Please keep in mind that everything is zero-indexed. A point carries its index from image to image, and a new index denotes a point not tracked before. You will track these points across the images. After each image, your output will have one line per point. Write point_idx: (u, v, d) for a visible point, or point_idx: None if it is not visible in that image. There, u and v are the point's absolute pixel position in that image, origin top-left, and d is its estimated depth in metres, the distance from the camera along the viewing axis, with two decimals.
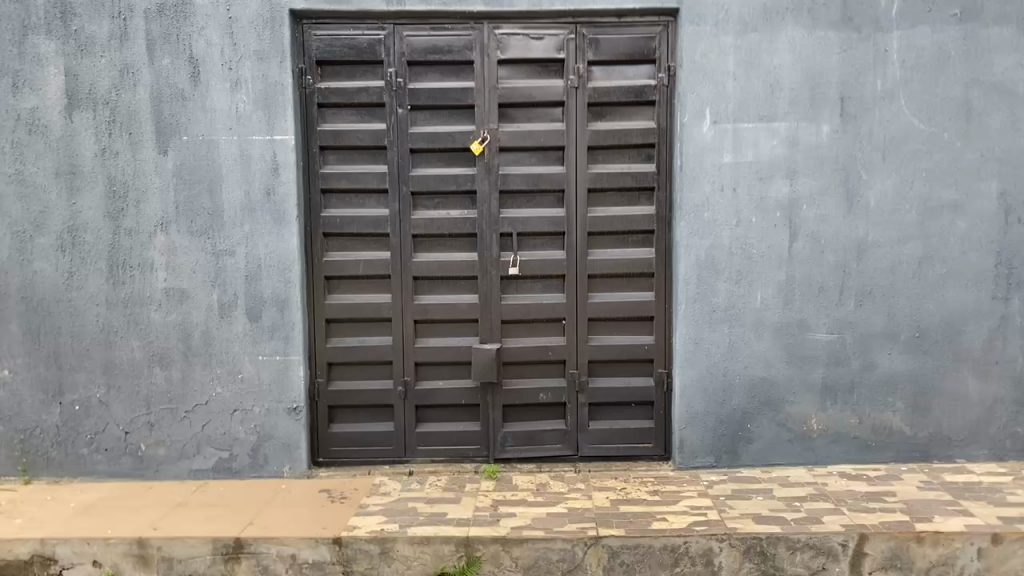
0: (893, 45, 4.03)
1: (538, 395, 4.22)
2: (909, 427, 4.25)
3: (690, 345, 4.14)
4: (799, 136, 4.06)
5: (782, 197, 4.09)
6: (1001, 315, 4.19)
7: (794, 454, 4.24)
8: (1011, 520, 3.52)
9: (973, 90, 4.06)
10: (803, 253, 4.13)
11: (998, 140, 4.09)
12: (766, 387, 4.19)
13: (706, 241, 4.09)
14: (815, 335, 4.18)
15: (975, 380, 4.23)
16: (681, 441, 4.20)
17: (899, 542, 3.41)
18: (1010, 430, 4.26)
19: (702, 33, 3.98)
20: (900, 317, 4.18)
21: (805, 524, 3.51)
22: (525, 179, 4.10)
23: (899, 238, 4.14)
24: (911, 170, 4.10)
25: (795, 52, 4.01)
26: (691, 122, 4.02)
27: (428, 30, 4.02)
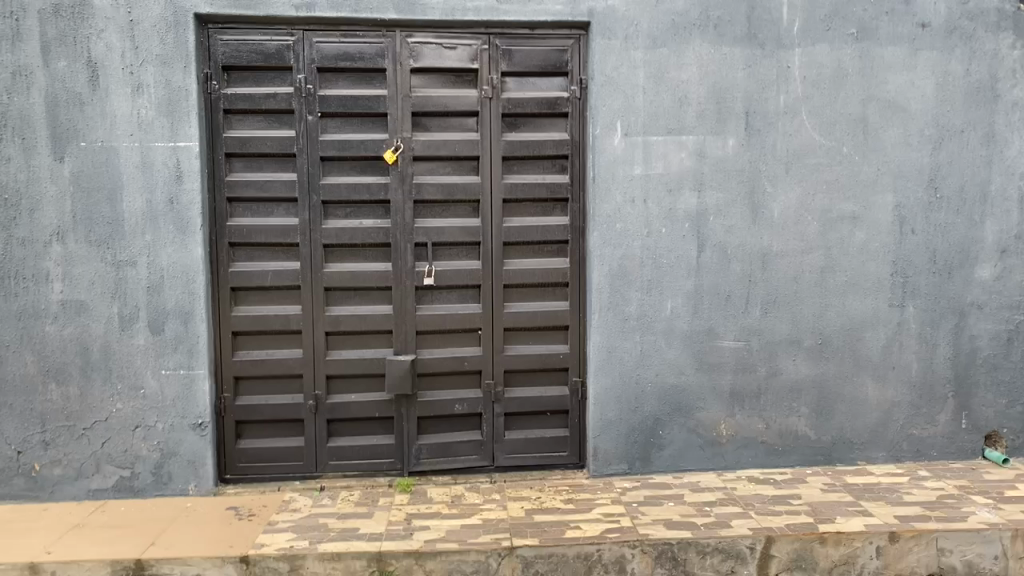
0: (795, 62, 4.17)
1: (453, 406, 4.20)
2: (813, 431, 4.39)
3: (604, 354, 4.19)
4: (706, 150, 4.16)
5: (690, 208, 4.19)
6: (897, 322, 4.37)
7: (704, 459, 4.33)
8: (908, 518, 3.67)
9: (869, 106, 4.24)
10: (711, 262, 4.23)
11: (892, 154, 4.28)
12: (677, 394, 4.27)
13: (618, 251, 4.15)
14: (723, 342, 4.28)
15: (875, 385, 4.39)
16: (595, 449, 4.24)
17: (804, 543, 3.52)
18: (906, 432, 4.44)
19: (612, 48, 4.04)
20: (804, 324, 4.32)
21: (714, 528, 3.59)
22: (439, 188, 4.08)
23: (802, 249, 4.28)
24: (813, 183, 4.25)
25: (702, 68, 4.11)
26: (603, 134, 4.08)
27: (339, 37, 3.96)
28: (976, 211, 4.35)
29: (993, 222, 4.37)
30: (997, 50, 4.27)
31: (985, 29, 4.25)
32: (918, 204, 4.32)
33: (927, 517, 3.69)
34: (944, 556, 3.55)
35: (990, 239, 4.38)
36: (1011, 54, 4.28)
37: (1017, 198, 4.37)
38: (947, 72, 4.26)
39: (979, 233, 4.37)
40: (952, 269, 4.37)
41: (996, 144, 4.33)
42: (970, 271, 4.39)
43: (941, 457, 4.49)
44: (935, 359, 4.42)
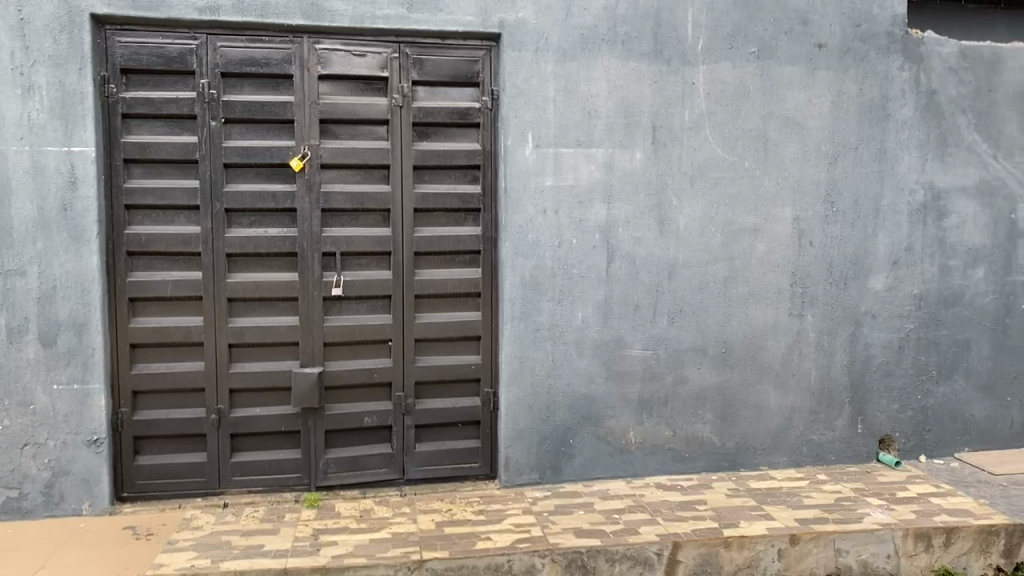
0: (699, 78, 4.28)
1: (362, 419, 4.14)
2: (718, 437, 4.50)
3: (515, 364, 4.20)
4: (615, 163, 4.23)
5: (600, 220, 4.25)
6: (797, 330, 4.52)
7: (614, 467, 4.39)
8: (807, 521, 3.79)
9: (769, 122, 4.38)
10: (620, 273, 4.30)
11: (791, 169, 4.43)
12: (587, 403, 4.32)
13: (530, 262, 4.17)
14: (631, 351, 4.35)
15: (776, 392, 4.53)
16: (506, 459, 4.25)
17: (709, 548, 3.60)
18: (806, 437, 4.60)
19: (522, 60, 4.07)
20: (709, 334, 4.42)
21: (622, 535, 3.63)
22: (348, 197, 4.02)
23: (706, 260, 4.39)
24: (717, 196, 4.37)
25: (610, 82, 4.19)
26: (514, 145, 4.10)
27: (244, 41, 3.88)
28: (869, 224, 4.55)
29: (884, 235, 4.57)
30: (888, 71, 4.48)
31: (876, 51, 4.46)
32: (815, 217, 4.49)
33: (824, 520, 3.82)
34: (841, 557, 3.69)
35: (882, 251, 4.58)
36: (901, 76, 4.49)
37: (907, 213, 4.59)
38: (842, 91, 4.44)
39: (872, 245, 4.56)
40: (847, 279, 4.56)
41: (887, 161, 4.53)
42: (864, 282, 4.58)
43: (838, 460, 4.66)
44: (833, 366, 4.59)
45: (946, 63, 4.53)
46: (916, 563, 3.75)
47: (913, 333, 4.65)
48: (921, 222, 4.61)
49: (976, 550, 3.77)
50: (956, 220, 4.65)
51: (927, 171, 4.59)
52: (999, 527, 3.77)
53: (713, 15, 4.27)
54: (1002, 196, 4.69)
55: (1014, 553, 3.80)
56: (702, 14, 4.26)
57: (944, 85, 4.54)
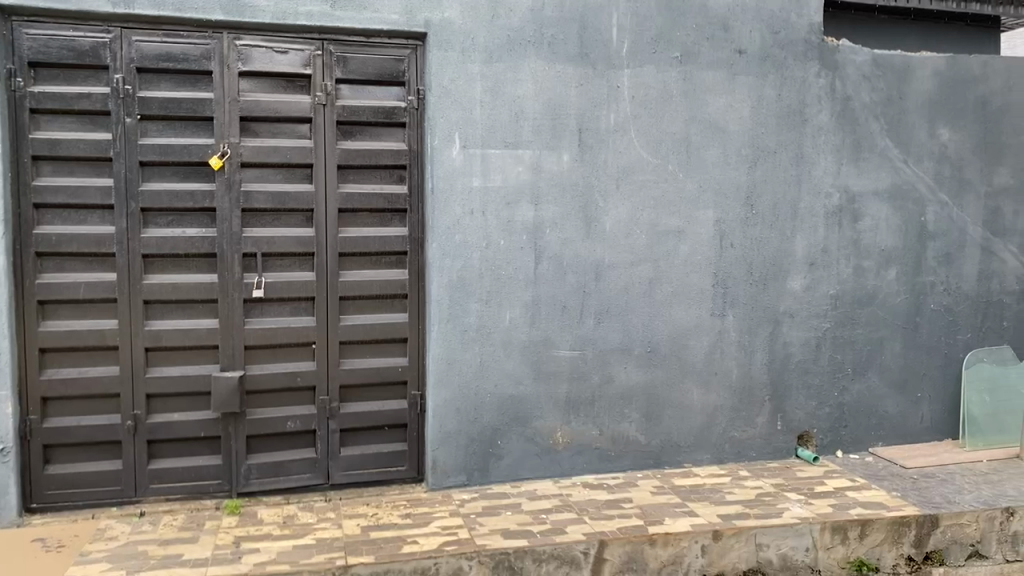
0: (624, 82, 4.33)
1: (286, 423, 4.06)
2: (644, 435, 4.55)
3: (443, 366, 4.18)
4: (542, 164, 4.25)
5: (527, 221, 4.26)
6: (719, 330, 4.61)
7: (541, 468, 4.40)
8: (729, 517, 3.87)
9: (692, 126, 4.46)
10: (547, 274, 4.31)
11: (713, 172, 4.52)
12: (515, 404, 4.32)
13: (457, 263, 4.16)
14: (558, 352, 4.37)
15: (699, 391, 4.62)
16: (434, 461, 4.22)
17: (634, 546, 3.64)
18: (728, 434, 4.69)
19: (448, 60, 4.06)
20: (635, 334, 4.48)
21: (550, 535, 3.65)
22: (269, 197, 3.94)
23: (632, 261, 4.44)
24: (642, 198, 4.42)
25: (536, 83, 4.20)
26: (440, 145, 4.08)
27: (161, 36, 3.76)
28: (788, 226, 4.67)
29: (802, 236, 4.70)
30: (805, 77, 4.60)
31: (795, 58, 4.58)
32: (736, 220, 4.58)
33: (746, 515, 3.90)
34: (762, 551, 3.78)
35: (800, 252, 4.70)
36: (817, 83, 4.63)
37: (824, 215, 4.73)
38: (761, 96, 4.55)
39: (790, 246, 4.68)
40: (767, 280, 4.67)
41: (804, 165, 4.66)
42: (783, 282, 4.70)
43: (759, 457, 4.77)
44: (754, 365, 4.69)
45: (860, 71, 4.68)
46: (833, 555, 3.86)
47: (829, 331, 4.79)
48: (837, 224, 4.76)
49: (889, 541, 3.91)
50: (870, 223, 4.81)
51: (842, 175, 4.73)
52: (911, 518, 3.91)
53: (638, 19, 4.32)
54: (913, 199, 4.87)
55: (925, 543, 3.94)
56: (627, 19, 4.31)
57: (858, 92, 4.69)
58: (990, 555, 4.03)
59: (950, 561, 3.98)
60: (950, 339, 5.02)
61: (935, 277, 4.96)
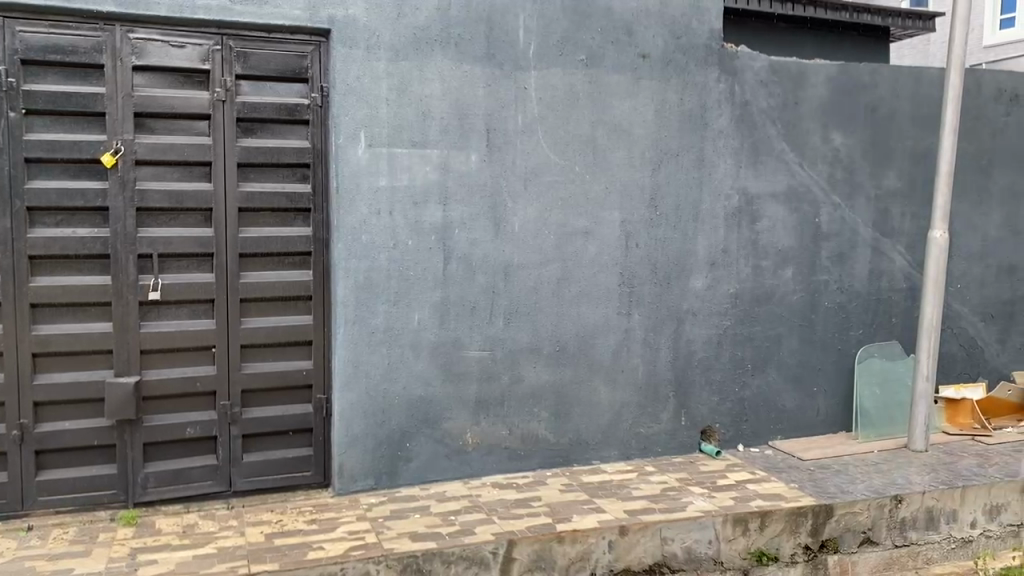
0: (531, 83, 4.36)
1: (185, 430, 3.93)
2: (553, 434, 4.59)
3: (349, 368, 4.13)
4: (449, 164, 4.24)
5: (435, 221, 4.24)
6: (625, 328, 4.69)
7: (451, 469, 4.39)
8: (635, 512, 3.94)
9: (598, 129, 4.52)
10: (456, 274, 4.30)
11: (619, 174, 4.59)
12: (424, 405, 4.30)
13: (364, 263, 4.11)
14: (468, 352, 4.36)
15: (606, 388, 4.68)
16: (340, 465, 4.16)
17: (543, 544, 3.66)
18: (634, 431, 4.77)
19: (353, 58, 4.00)
20: (544, 333, 4.51)
21: (458, 536, 3.63)
22: (166, 196, 3.81)
23: (540, 261, 4.47)
24: (550, 199, 4.46)
25: (443, 83, 4.18)
26: (345, 143, 4.02)
27: (48, 27, 3.60)
28: (690, 227, 4.78)
29: (704, 237, 4.82)
30: (706, 82, 4.73)
31: (695, 63, 4.70)
32: (641, 220, 4.67)
33: (651, 510, 3.98)
34: (667, 545, 3.86)
35: (702, 252, 4.83)
36: (717, 87, 4.76)
37: (724, 216, 4.86)
38: (664, 100, 4.65)
39: (693, 246, 4.80)
40: (671, 279, 4.77)
41: (705, 167, 4.78)
42: (686, 281, 4.81)
43: (664, 452, 4.87)
44: (659, 362, 4.79)
45: (757, 76, 4.83)
46: (735, 546, 3.97)
47: (730, 328, 4.93)
48: (736, 225, 4.90)
49: (787, 532, 4.04)
50: (767, 224, 4.97)
51: (741, 177, 4.88)
52: (806, 508, 4.06)
53: (544, 22, 4.36)
54: (807, 201, 5.06)
55: (820, 532, 4.10)
56: (533, 21, 4.33)
57: (756, 97, 4.84)
58: (881, 541, 4.21)
59: (844, 548, 4.14)
60: (843, 335, 5.23)
61: (828, 276, 5.16)
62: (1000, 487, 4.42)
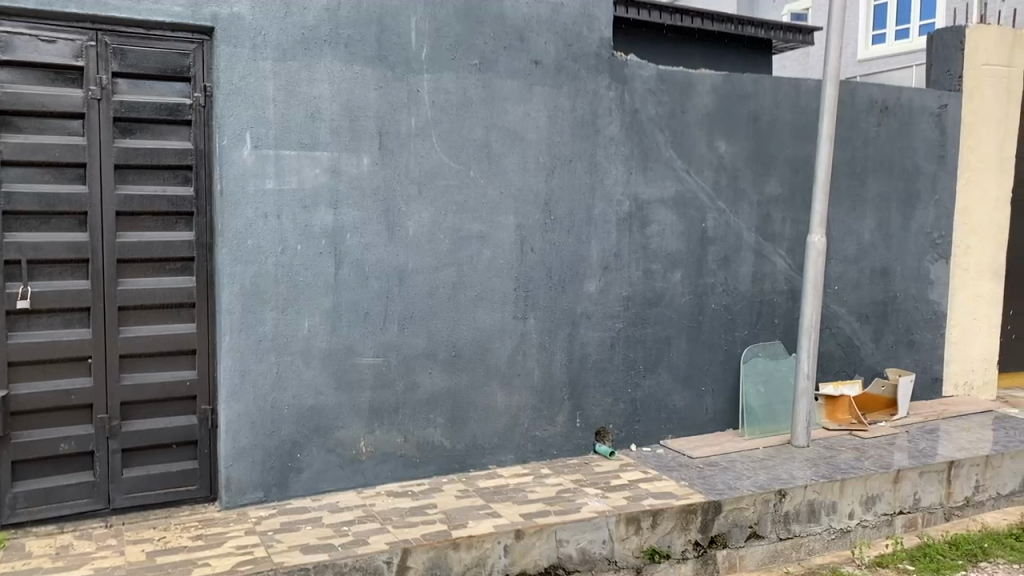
0: (424, 86, 4.33)
1: (59, 446, 3.72)
2: (449, 440, 4.56)
3: (236, 378, 4.00)
4: (340, 167, 4.16)
5: (326, 225, 4.15)
6: (521, 332, 4.71)
7: (344, 478, 4.30)
8: (531, 515, 3.96)
9: (491, 133, 4.53)
10: (348, 280, 4.23)
11: (513, 178, 4.61)
12: (315, 414, 4.20)
13: (250, 269, 3.99)
14: (361, 359, 4.29)
15: (502, 393, 4.69)
16: (227, 478, 4.02)
17: (438, 551, 3.63)
18: (530, 434, 4.80)
19: (238, 57, 3.89)
20: (438, 338, 4.48)
21: (351, 547, 3.57)
22: (36, 198, 3.61)
23: (434, 266, 4.44)
24: (443, 204, 4.43)
25: (333, 84, 4.11)
26: (230, 145, 3.90)
27: None
28: (583, 232, 4.85)
29: (596, 241, 4.90)
30: (597, 90, 4.80)
31: (586, 70, 4.77)
32: (535, 225, 4.70)
33: (546, 513, 4.01)
34: (562, 547, 3.89)
35: (595, 257, 4.90)
36: (608, 95, 4.84)
37: (615, 221, 4.95)
38: (557, 106, 4.70)
39: (586, 251, 4.87)
40: (565, 283, 4.82)
41: (597, 173, 4.86)
42: (579, 285, 4.87)
43: (560, 454, 4.91)
44: (554, 365, 4.83)
45: (646, 85, 4.94)
46: (628, 546, 4.04)
47: (622, 331, 5.02)
48: (627, 230, 5.00)
49: (678, 529, 4.14)
50: (657, 229, 5.09)
51: (632, 183, 4.98)
52: (696, 506, 4.16)
53: (436, 25, 4.34)
54: (694, 207, 5.20)
55: (710, 528, 4.21)
56: (425, 24, 4.31)
57: (645, 105, 4.95)
58: (766, 535, 4.36)
59: (732, 543, 4.27)
60: (729, 336, 5.40)
61: (715, 279, 5.32)
62: (875, 479, 4.65)
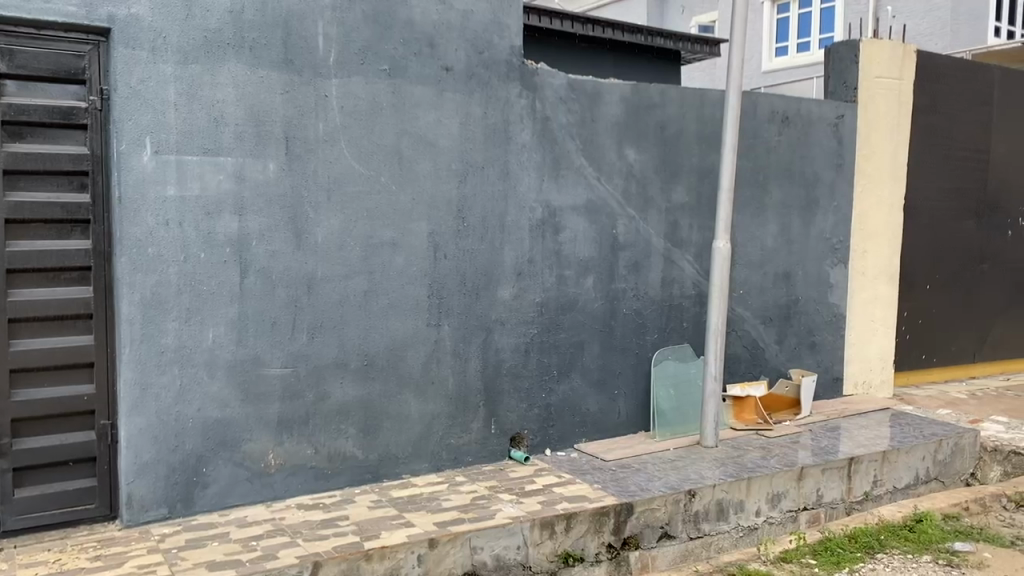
0: (332, 91, 4.27)
1: None
2: (361, 450, 4.50)
3: (136, 392, 3.86)
4: (245, 173, 4.07)
5: (230, 233, 4.05)
6: (434, 340, 4.69)
7: (252, 492, 4.20)
8: (445, 524, 3.95)
9: (402, 139, 4.49)
10: (254, 288, 4.13)
11: (425, 185, 4.59)
12: (221, 427, 4.09)
13: (151, 278, 3.86)
14: (269, 370, 4.20)
15: (416, 401, 4.65)
16: (128, 496, 3.88)
17: (350, 563, 3.57)
18: (445, 442, 4.78)
19: (137, 59, 3.76)
20: (350, 347, 4.41)
21: (260, 562, 3.48)
22: None
23: (345, 273, 4.37)
24: (354, 210, 4.38)
25: (238, 88, 4.01)
26: (128, 150, 3.77)
27: None
28: (496, 238, 4.87)
29: (510, 248, 4.92)
30: (508, 97, 4.83)
31: (497, 78, 4.79)
32: (448, 231, 4.69)
33: (460, 521, 3.99)
34: (476, 554, 3.88)
35: (508, 263, 4.92)
36: (519, 103, 4.87)
37: (528, 228, 4.98)
38: (468, 113, 4.70)
39: (499, 258, 4.88)
40: (479, 289, 4.83)
41: (510, 180, 4.88)
42: (493, 291, 4.88)
43: (474, 461, 4.90)
44: (468, 372, 4.82)
45: (556, 93, 5.00)
46: (543, 550, 4.06)
47: (536, 337, 5.05)
48: (540, 236, 5.04)
49: (592, 531, 4.19)
50: (569, 235, 5.15)
51: (544, 190, 5.02)
52: (609, 508, 4.22)
53: (345, 30, 4.29)
54: (605, 213, 5.28)
55: (622, 530, 4.27)
56: (332, 28, 4.26)
57: (556, 113, 5.01)
58: (677, 535, 4.46)
59: (644, 544, 4.35)
60: (640, 340, 5.50)
61: (626, 284, 5.42)
62: (780, 476, 4.80)
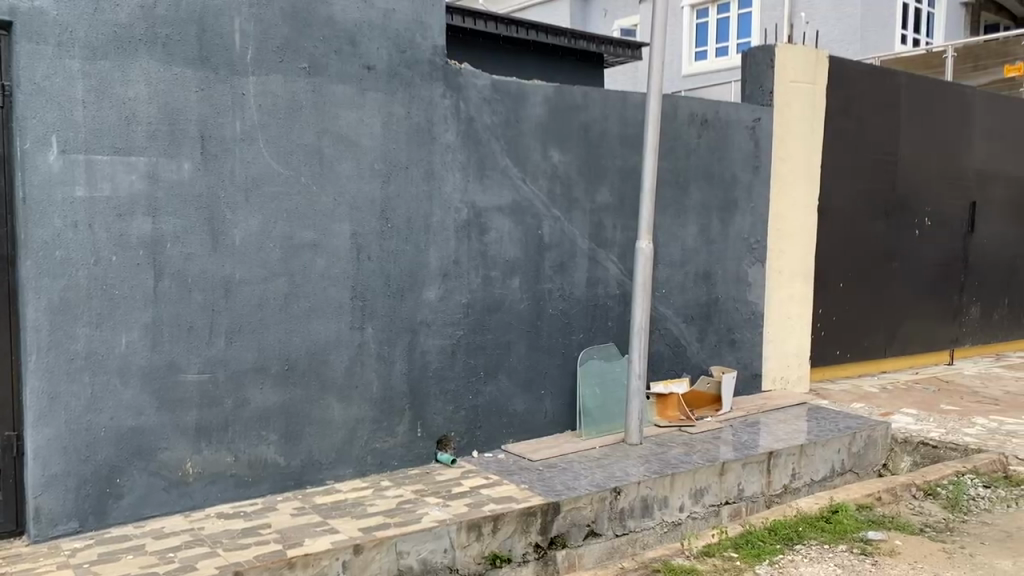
0: (249, 89, 4.17)
1: None
2: (283, 457, 4.41)
3: (44, 401, 3.69)
4: (158, 172, 3.94)
5: (144, 234, 3.92)
6: (358, 343, 4.62)
7: (169, 503, 4.08)
8: (370, 529, 3.89)
9: (323, 138, 4.42)
10: (169, 292, 4.01)
11: (347, 185, 4.52)
12: (136, 436, 3.95)
13: (59, 283, 3.71)
14: (186, 376, 4.08)
15: (340, 404, 4.58)
16: (36, 510, 3.71)
17: (272, 572, 3.49)
18: (370, 446, 4.72)
19: (41, 54, 3.61)
20: (270, 352, 4.32)
21: None
22: None
23: (265, 276, 4.28)
24: (273, 211, 4.28)
25: (150, 85, 3.89)
26: (33, 149, 3.61)
27: None
28: (421, 240, 4.83)
29: (435, 249, 4.89)
30: (431, 97, 4.80)
31: (420, 77, 4.76)
32: (371, 233, 4.63)
33: (385, 526, 3.94)
34: (402, 559, 3.84)
35: (433, 264, 4.89)
36: (443, 103, 4.85)
37: (453, 229, 4.96)
38: (391, 112, 4.65)
39: (424, 259, 4.85)
40: (404, 291, 4.78)
41: (434, 181, 4.85)
42: (418, 293, 4.84)
43: (400, 465, 4.85)
44: (393, 375, 4.77)
45: (480, 94, 4.99)
46: (470, 552, 4.04)
47: (462, 338, 5.03)
48: (465, 237, 5.02)
49: (519, 532, 4.19)
50: (494, 236, 5.14)
51: (468, 191, 5.01)
52: (536, 508, 4.22)
53: (262, 27, 4.20)
54: (530, 214, 5.30)
55: (549, 529, 4.29)
56: (250, 24, 4.16)
57: (480, 114, 5.00)
58: (603, 532, 4.50)
59: (571, 543, 4.38)
60: (566, 340, 5.54)
61: (552, 284, 5.44)
62: (703, 472, 4.89)
